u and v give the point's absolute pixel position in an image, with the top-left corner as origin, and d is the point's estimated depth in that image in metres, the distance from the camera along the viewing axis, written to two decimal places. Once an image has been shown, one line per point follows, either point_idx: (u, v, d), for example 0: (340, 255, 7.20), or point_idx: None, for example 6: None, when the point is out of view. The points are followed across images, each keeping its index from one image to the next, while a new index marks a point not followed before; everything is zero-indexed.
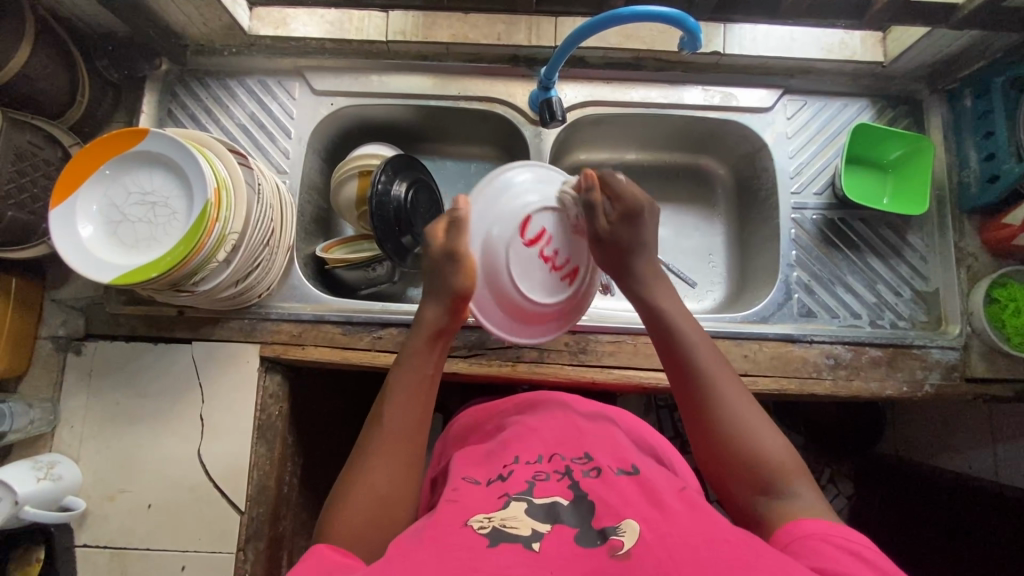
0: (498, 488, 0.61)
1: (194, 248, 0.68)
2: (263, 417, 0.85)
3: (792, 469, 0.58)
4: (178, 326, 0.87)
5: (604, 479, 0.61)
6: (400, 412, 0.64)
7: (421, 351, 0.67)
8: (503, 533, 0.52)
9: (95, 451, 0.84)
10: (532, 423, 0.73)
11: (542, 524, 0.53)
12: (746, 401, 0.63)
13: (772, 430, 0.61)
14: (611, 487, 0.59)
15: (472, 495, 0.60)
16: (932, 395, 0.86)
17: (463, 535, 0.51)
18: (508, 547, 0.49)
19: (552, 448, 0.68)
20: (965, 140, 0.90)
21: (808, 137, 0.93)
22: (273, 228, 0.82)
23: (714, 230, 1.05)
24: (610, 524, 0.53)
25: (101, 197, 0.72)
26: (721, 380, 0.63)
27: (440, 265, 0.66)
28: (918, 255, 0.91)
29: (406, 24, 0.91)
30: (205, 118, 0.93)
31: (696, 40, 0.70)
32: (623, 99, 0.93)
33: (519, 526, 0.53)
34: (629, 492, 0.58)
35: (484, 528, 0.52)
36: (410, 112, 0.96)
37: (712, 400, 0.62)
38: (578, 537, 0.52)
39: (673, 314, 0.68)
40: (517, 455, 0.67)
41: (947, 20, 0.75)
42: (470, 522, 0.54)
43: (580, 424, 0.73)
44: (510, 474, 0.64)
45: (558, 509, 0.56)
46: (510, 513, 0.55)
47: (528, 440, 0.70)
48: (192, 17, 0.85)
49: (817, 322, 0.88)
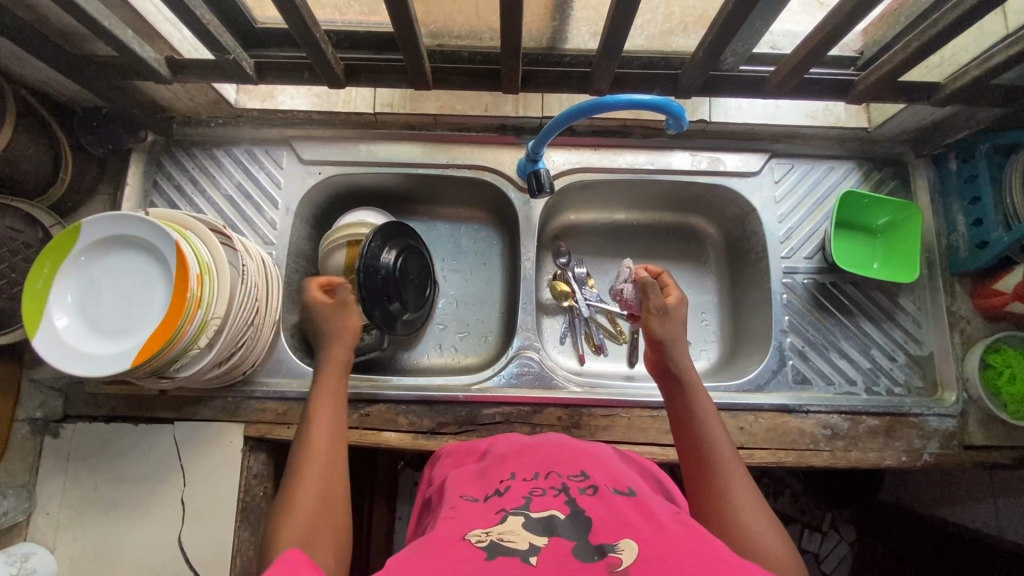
0: (494, 503, 0.55)
1: (173, 338, 0.65)
2: (247, 498, 0.82)
3: (793, 564, 0.53)
4: (161, 406, 0.85)
5: (601, 497, 0.54)
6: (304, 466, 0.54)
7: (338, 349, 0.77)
8: (501, 547, 0.47)
9: (71, 539, 0.81)
10: (533, 443, 0.67)
11: (539, 537, 0.48)
12: (756, 502, 0.58)
13: (775, 524, 0.57)
14: (608, 507, 0.52)
15: (470, 512, 0.54)
16: (932, 465, 0.84)
17: (461, 549, 0.47)
18: (504, 561, 0.44)
19: (547, 465, 0.61)
20: (951, 204, 0.90)
21: (796, 200, 0.93)
22: (259, 305, 0.80)
23: (707, 288, 1.03)
24: (607, 541, 0.47)
25: (93, 269, 0.70)
26: (731, 468, 0.61)
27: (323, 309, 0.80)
28: (910, 318, 0.90)
29: (394, 97, 0.91)
30: (191, 189, 0.92)
31: (682, 123, 0.71)
32: (610, 165, 0.93)
33: (517, 540, 0.48)
34: (626, 511, 0.52)
35: (482, 542, 0.47)
36: (398, 179, 0.96)
37: (720, 481, 0.60)
38: (575, 550, 0.46)
39: (697, 405, 0.67)
40: (513, 472, 0.61)
41: (929, 97, 0.76)
42: (469, 535, 0.49)
43: (581, 447, 0.66)
44: (506, 490, 0.57)
45: (555, 522, 0.50)
46: (509, 528, 0.49)
47: (528, 458, 0.64)
48: (178, 94, 0.84)
49: (812, 389, 0.88)
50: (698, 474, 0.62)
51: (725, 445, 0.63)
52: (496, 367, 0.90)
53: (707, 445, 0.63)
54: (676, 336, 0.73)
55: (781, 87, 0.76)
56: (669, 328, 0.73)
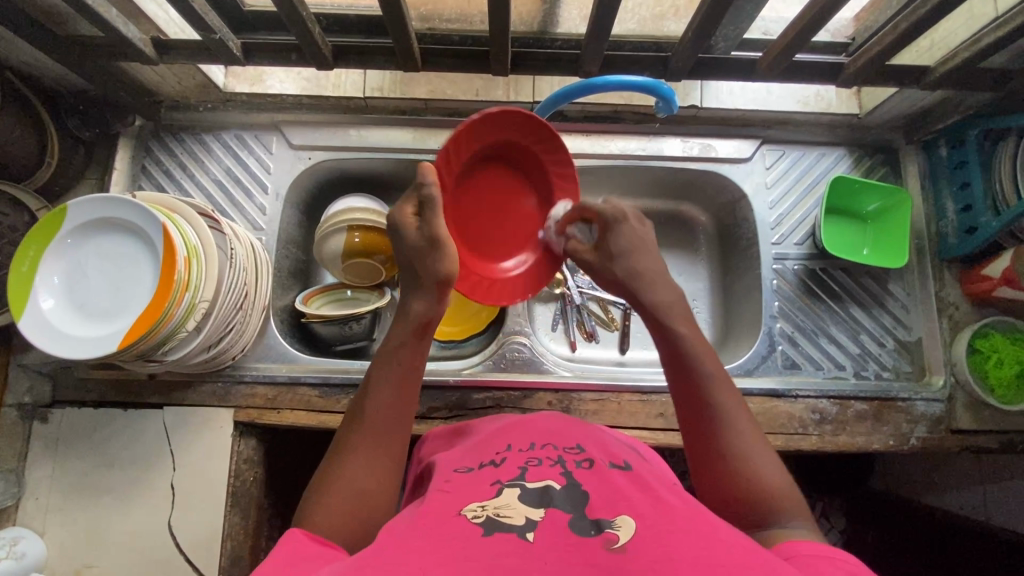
0: (490, 474, 0.54)
1: (161, 320, 0.65)
2: (238, 483, 0.83)
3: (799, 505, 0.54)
4: (150, 391, 0.84)
5: (597, 471, 0.54)
6: (360, 471, 0.56)
7: (408, 343, 0.62)
8: (496, 522, 0.46)
9: (60, 524, 0.81)
10: (522, 417, 0.66)
11: (536, 512, 0.47)
12: (765, 453, 0.57)
13: (772, 457, 0.57)
14: (606, 482, 0.52)
15: (466, 484, 0.53)
16: (918, 449, 0.85)
17: (454, 526, 0.46)
18: (502, 538, 0.44)
19: (543, 438, 0.61)
20: (941, 190, 0.91)
21: (787, 187, 0.93)
22: (247, 290, 0.80)
23: (698, 275, 1.03)
24: (605, 516, 0.47)
25: (86, 246, 0.70)
26: (733, 415, 0.58)
27: (423, 252, 0.62)
28: (900, 304, 0.91)
29: (384, 81, 0.91)
30: (180, 173, 0.91)
31: (672, 105, 0.71)
32: (602, 151, 0.92)
33: (513, 515, 0.47)
34: (622, 485, 0.52)
35: (478, 518, 0.47)
36: (388, 165, 0.95)
37: (725, 440, 0.57)
38: (572, 525, 0.46)
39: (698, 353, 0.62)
40: (510, 443, 0.60)
41: (918, 80, 0.76)
42: (465, 510, 0.48)
43: (571, 422, 0.65)
44: (502, 461, 0.56)
45: (551, 494, 0.50)
46: (504, 502, 0.49)
47: (521, 431, 0.63)
48: (166, 77, 0.84)
49: (801, 374, 0.88)
50: (698, 423, 0.59)
51: (724, 390, 0.60)
52: (485, 354, 0.90)
53: (699, 390, 0.60)
54: (632, 252, 0.67)
55: (771, 71, 0.76)
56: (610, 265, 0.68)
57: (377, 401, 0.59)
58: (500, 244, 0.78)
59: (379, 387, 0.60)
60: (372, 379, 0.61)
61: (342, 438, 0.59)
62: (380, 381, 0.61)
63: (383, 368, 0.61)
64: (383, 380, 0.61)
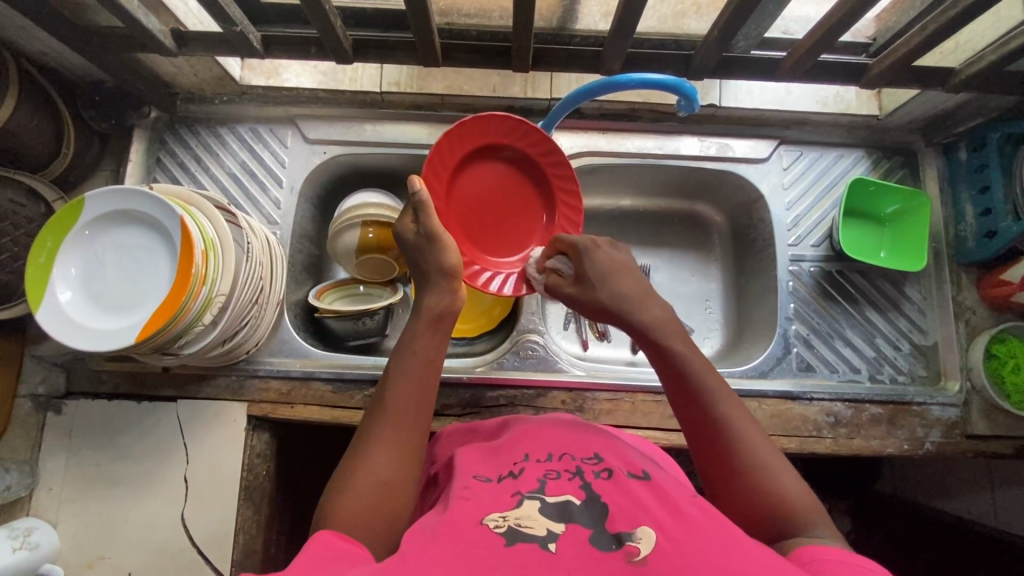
0: (509, 484, 0.54)
1: (178, 314, 0.65)
2: (250, 477, 0.83)
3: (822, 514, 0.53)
4: (164, 384, 0.84)
5: (616, 481, 0.54)
6: (383, 462, 0.55)
7: (426, 333, 0.63)
8: (518, 533, 0.46)
9: (74, 514, 0.81)
10: (539, 423, 0.66)
11: (557, 524, 0.48)
12: (783, 466, 0.56)
13: (789, 467, 0.56)
14: (626, 491, 0.52)
15: (485, 493, 0.53)
16: (933, 454, 0.85)
17: (477, 535, 0.46)
18: (526, 549, 0.44)
19: (561, 446, 0.60)
20: (960, 193, 0.90)
21: (804, 188, 0.92)
22: (263, 284, 0.79)
23: (712, 276, 1.03)
24: (626, 528, 0.47)
25: (103, 238, 0.70)
26: (743, 429, 0.57)
27: (423, 248, 0.66)
28: (916, 308, 0.90)
29: (401, 75, 0.91)
30: (195, 166, 0.91)
31: (694, 103, 0.70)
32: (618, 150, 0.92)
33: (534, 526, 0.47)
34: (644, 494, 0.51)
35: (500, 528, 0.47)
36: (403, 160, 0.94)
37: (740, 455, 0.56)
38: (593, 538, 0.46)
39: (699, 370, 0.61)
40: (527, 452, 0.59)
41: (942, 83, 0.75)
42: (487, 519, 0.48)
43: (587, 428, 0.65)
44: (520, 471, 0.56)
45: (571, 507, 0.50)
46: (525, 513, 0.49)
47: (538, 437, 0.62)
48: (183, 69, 0.83)
49: (816, 376, 0.88)
50: (707, 437, 0.58)
51: (728, 405, 0.59)
52: (499, 351, 0.90)
53: (703, 405, 0.59)
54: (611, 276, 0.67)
55: (794, 71, 0.75)
56: (590, 291, 0.67)
57: (397, 391, 0.60)
58: (498, 238, 0.78)
59: (399, 375, 0.60)
60: (390, 370, 0.61)
61: (363, 431, 0.58)
62: (398, 372, 0.61)
63: (400, 359, 0.62)
64: (400, 370, 0.61)
